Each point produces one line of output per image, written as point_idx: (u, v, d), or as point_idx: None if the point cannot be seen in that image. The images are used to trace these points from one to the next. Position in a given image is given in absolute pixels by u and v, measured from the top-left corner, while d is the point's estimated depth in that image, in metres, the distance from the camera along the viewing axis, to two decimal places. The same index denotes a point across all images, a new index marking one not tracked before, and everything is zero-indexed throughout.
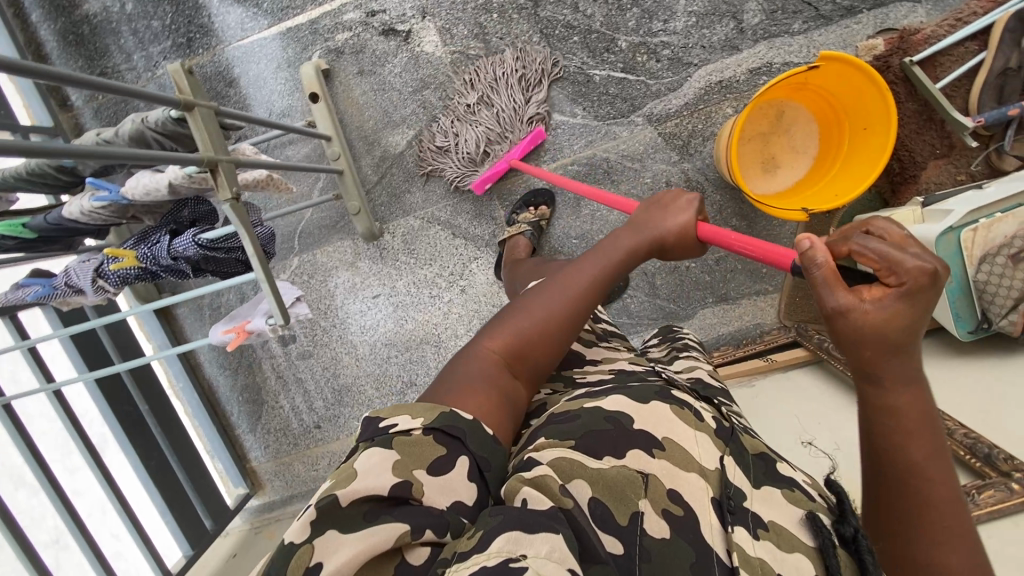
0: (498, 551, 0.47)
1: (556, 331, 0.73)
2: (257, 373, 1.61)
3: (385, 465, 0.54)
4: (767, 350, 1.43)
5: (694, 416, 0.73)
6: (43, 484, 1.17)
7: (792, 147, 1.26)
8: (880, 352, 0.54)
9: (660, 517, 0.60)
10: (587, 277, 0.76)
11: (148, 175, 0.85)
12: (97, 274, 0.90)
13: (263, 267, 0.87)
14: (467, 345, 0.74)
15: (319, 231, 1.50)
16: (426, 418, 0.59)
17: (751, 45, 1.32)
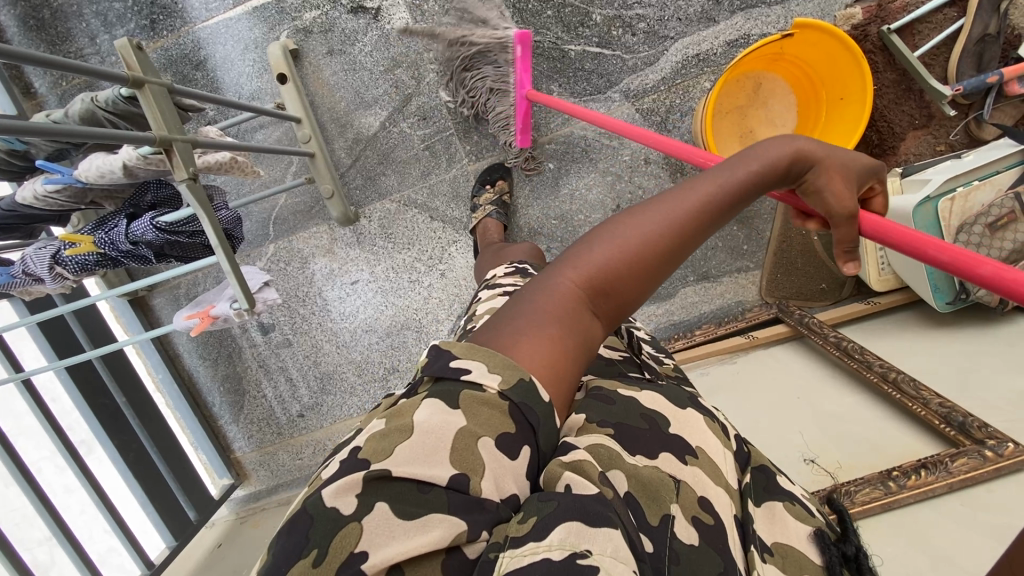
0: (562, 543, 0.46)
1: (648, 267, 0.61)
2: (237, 362, 1.59)
3: (448, 430, 0.49)
4: (748, 327, 1.44)
5: (722, 430, 0.74)
6: (18, 480, 1.14)
7: (769, 119, 1.24)
8: None
9: (689, 523, 0.58)
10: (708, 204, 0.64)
11: (101, 157, 0.83)
12: (53, 261, 0.87)
13: (226, 252, 0.84)
14: (547, 268, 0.63)
15: (293, 217, 1.48)
16: (505, 378, 0.52)
17: (728, 17, 1.29)
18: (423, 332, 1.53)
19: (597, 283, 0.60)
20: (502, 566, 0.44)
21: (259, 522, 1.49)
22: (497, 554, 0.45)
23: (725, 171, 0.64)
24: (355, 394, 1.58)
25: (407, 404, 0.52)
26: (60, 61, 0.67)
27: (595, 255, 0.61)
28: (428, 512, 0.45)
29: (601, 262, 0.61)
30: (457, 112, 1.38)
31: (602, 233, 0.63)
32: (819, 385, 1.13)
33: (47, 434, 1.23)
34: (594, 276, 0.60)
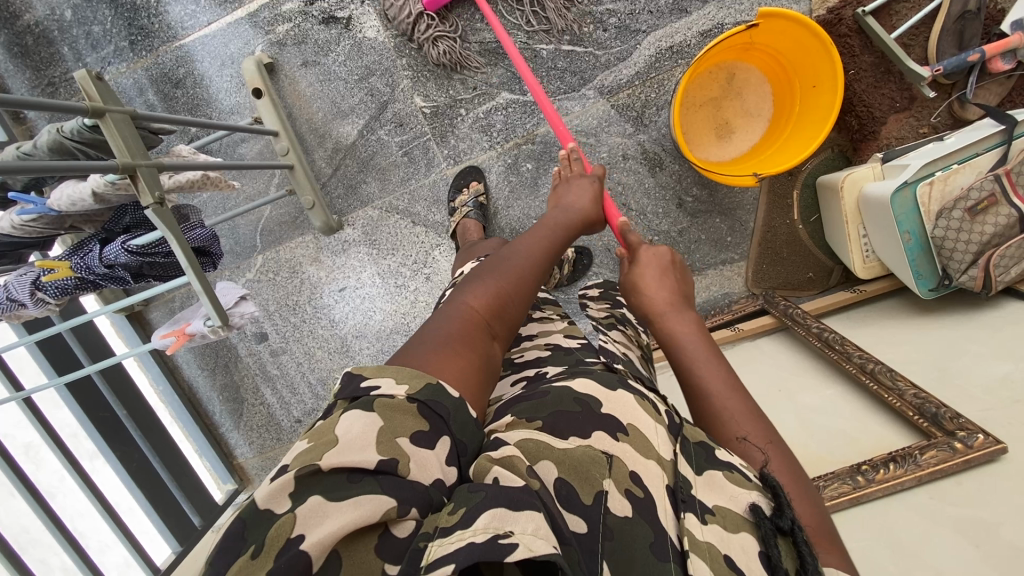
0: (486, 528, 0.44)
1: (535, 283, 0.76)
2: (234, 371, 1.62)
3: (370, 431, 0.49)
4: (734, 319, 1.41)
5: (654, 407, 0.69)
6: (19, 491, 1.18)
7: (744, 110, 1.23)
8: (648, 281, 0.88)
9: (624, 496, 0.56)
10: (550, 235, 0.84)
11: (72, 185, 0.86)
12: (34, 286, 0.90)
13: (196, 271, 0.87)
14: (443, 306, 0.70)
15: (279, 228, 1.50)
16: (411, 385, 0.54)
17: (700, 7, 1.28)
18: (412, 336, 1.54)
19: (488, 305, 0.69)
20: (428, 555, 0.43)
21: None
22: (425, 542, 0.45)
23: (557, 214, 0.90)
24: None
25: (327, 422, 0.51)
26: (24, 101, 0.69)
27: (481, 287, 0.71)
28: (359, 493, 0.45)
29: (486, 289, 0.71)
30: (432, 117, 1.39)
31: (483, 272, 0.75)
32: (795, 378, 1.13)
33: (48, 449, 1.27)
34: (482, 304, 0.69)
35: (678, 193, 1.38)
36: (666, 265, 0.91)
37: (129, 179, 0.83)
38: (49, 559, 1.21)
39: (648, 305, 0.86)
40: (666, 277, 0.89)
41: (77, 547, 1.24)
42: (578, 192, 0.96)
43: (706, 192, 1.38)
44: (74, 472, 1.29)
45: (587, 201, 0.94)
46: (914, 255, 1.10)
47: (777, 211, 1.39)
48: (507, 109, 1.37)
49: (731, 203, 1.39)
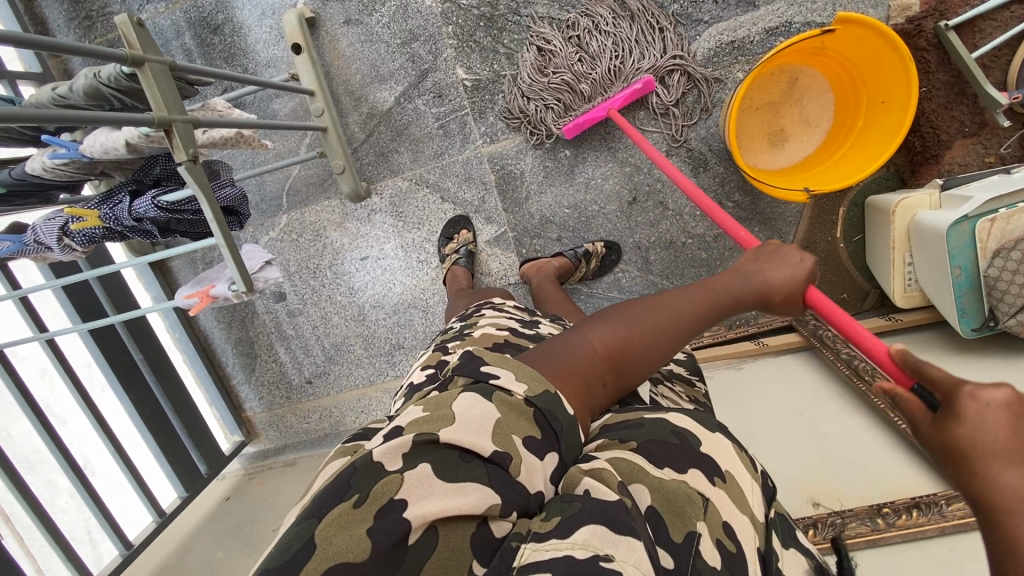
0: (585, 543, 0.47)
1: (664, 349, 0.73)
2: (252, 328, 1.64)
3: (487, 419, 0.53)
4: (760, 332, 1.40)
5: (751, 460, 0.68)
6: (32, 422, 1.20)
7: (803, 119, 1.16)
8: (966, 440, 0.54)
9: (714, 545, 0.55)
10: (707, 300, 0.78)
11: (106, 133, 0.83)
12: (63, 232, 0.89)
13: (223, 231, 0.84)
14: (575, 330, 0.72)
15: (306, 188, 1.48)
16: (530, 388, 0.58)
17: (769, 2, 1.20)
18: (428, 312, 1.53)
19: (610, 349, 0.69)
20: (522, 557, 0.46)
21: (264, 480, 1.59)
22: (518, 544, 0.48)
23: (735, 275, 0.82)
24: (360, 366, 1.61)
25: (446, 396, 0.56)
26: (55, 42, 0.66)
27: (607, 326, 0.72)
28: (467, 479, 0.49)
29: (616, 335, 0.71)
30: (472, 91, 1.33)
31: (616, 313, 0.75)
32: (826, 402, 1.10)
33: (58, 374, 1.28)
34: (607, 349, 0.69)
35: (718, 198, 1.33)
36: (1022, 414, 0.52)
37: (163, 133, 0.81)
38: (55, 481, 1.22)
39: (987, 492, 0.50)
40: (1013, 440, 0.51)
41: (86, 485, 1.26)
42: (794, 255, 0.83)
43: (749, 200, 1.32)
44: (89, 412, 1.31)
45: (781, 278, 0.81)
46: (959, 292, 1.05)
47: (820, 227, 1.34)
48: None
49: (773, 213, 1.34)
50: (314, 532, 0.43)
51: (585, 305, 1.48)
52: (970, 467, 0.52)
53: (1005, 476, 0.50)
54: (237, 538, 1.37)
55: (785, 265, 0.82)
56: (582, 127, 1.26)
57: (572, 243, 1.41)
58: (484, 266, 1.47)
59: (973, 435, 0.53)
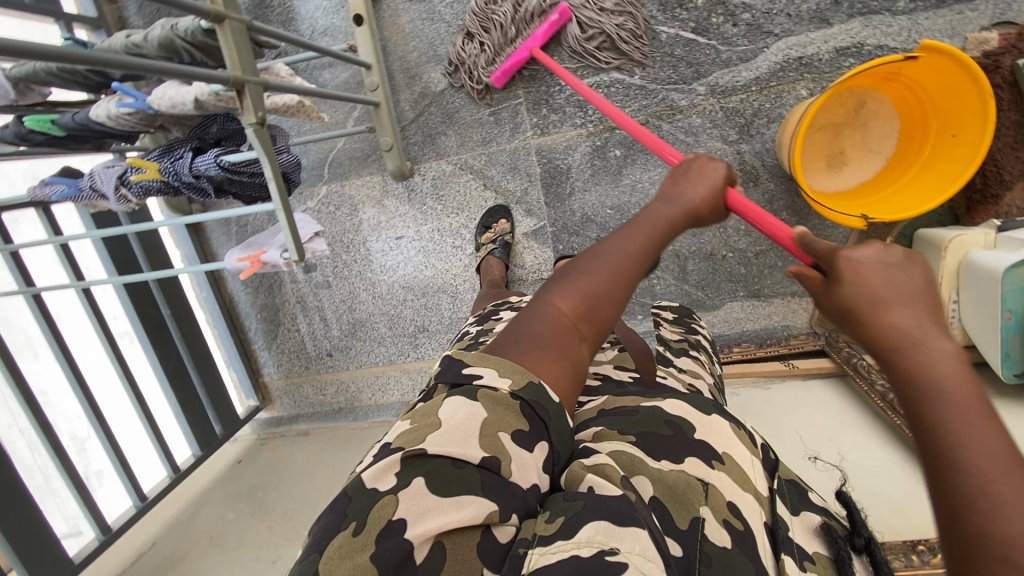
0: (590, 542, 0.47)
1: (626, 288, 0.66)
2: (278, 295, 1.64)
3: (473, 420, 0.53)
4: (789, 354, 1.38)
5: (749, 437, 0.71)
6: (61, 363, 1.21)
7: (863, 144, 1.15)
8: (863, 302, 0.51)
9: (721, 526, 0.56)
10: (645, 232, 0.70)
11: (175, 87, 0.83)
12: (120, 181, 0.89)
13: (282, 199, 0.84)
14: (533, 302, 0.66)
15: (349, 161, 1.47)
16: (516, 381, 0.56)
17: (844, 20, 1.17)
18: (457, 298, 1.52)
19: (578, 308, 0.63)
20: (531, 563, 0.46)
21: (277, 447, 1.62)
22: (525, 550, 0.48)
23: (664, 197, 0.75)
24: (383, 344, 1.61)
25: (432, 404, 0.57)
26: None
27: (566, 285, 0.65)
28: (462, 490, 0.49)
29: (573, 287, 0.64)
30: (529, 81, 1.32)
31: (565, 269, 0.67)
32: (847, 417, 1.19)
33: (91, 321, 1.29)
34: (572, 305, 0.63)
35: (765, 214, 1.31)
36: (897, 262, 0.52)
37: (233, 93, 0.80)
38: (79, 421, 1.24)
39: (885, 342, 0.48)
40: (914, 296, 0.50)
41: (107, 431, 1.27)
42: (708, 162, 0.79)
43: (796, 219, 1.30)
44: (115, 359, 1.32)
45: (704, 191, 0.76)
46: (1007, 336, 1.05)
47: None
48: (609, 88, 1.29)
49: (818, 236, 1.32)
50: (319, 565, 0.45)
51: None
52: (869, 328, 0.50)
53: (896, 316, 0.49)
54: (249, 501, 1.39)
55: (704, 177, 0.77)
56: (509, 72, 1.27)
57: None
58: (519, 258, 1.46)
59: (862, 289, 0.52)
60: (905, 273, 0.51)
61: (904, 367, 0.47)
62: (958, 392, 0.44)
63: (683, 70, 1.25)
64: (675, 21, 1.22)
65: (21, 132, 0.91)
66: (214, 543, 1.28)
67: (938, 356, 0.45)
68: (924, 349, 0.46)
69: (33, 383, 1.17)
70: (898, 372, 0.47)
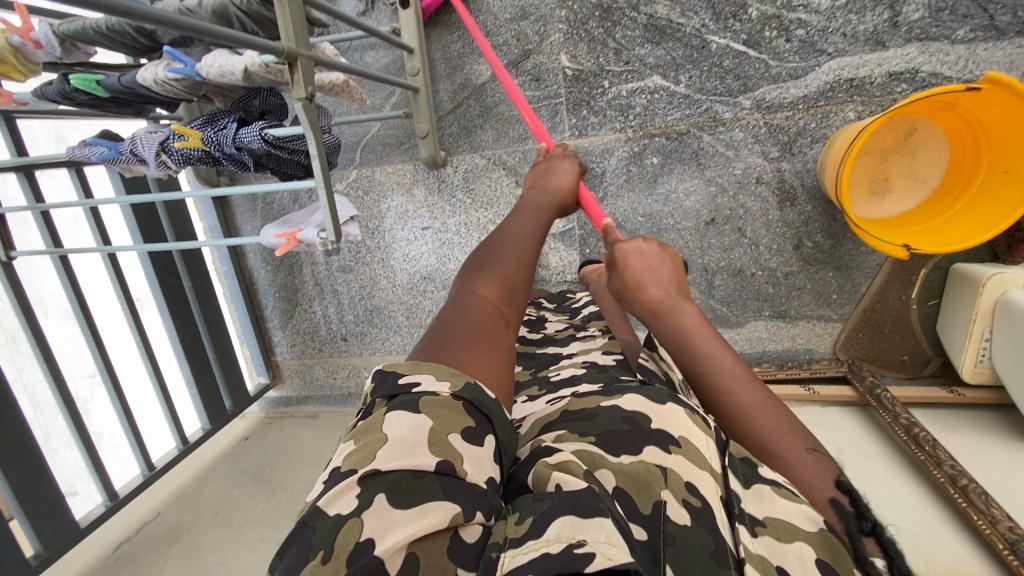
0: (557, 537, 0.45)
1: (530, 272, 0.78)
2: (297, 275, 1.63)
3: (418, 430, 0.51)
4: (811, 378, 1.36)
5: (703, 420, 0.65)
6: (80, 322, 1.21)
7: (909, 172, 1.12)
8: (642, 289, 0.76)
9: (680, 505, 0.54)
10: (536, 227, 0.85)
11: (225, 55, 0.80)
12: (161, 148, 0.88)
13: (324, 176, 0.83)
14: (455, 296, 0.71)
15: (382, 147, 1.45)
16: (453, 383, 0.55)
17: (900, 44, 1.14)
18: None
19: (499, 295, 0.71)
20: (503, 566, 0.45)
21: (284, 427, 1.62)
22: (498, 554, 0.46)
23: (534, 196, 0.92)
24: (399, 332, 1.60)
25: (370, 422, 0.53)
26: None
27: (486, 277, 0.73)
28: (423, 501, 0.46)
29: (490, 279, 0.73)
30: (573, 80, 1.29)
31: (478, 265, 0.76)
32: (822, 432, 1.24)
33: (113, 284, 1.29)
34: (493, 292, 0.71)
35: (799, 235, 1.29)
36: (655, 251, 0.79)
37: (285, 65, 0.79)
38: (93, 381, 1.24)
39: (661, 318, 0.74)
40: (667, 276, 0.76)
41: (120, 395, 1.26)
42: (563, 163, 0.99)
43: (830, 242, 1.28)
44: (133, 323, 1.31)
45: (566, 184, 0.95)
46: None
47: (896, 284, 1.28)
48: (653, 94, 1.26)
49: (852, 261, 1.29)
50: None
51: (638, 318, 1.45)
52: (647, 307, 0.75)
53: (650, 294, 0.75)
54: (256, 480, 1.39)
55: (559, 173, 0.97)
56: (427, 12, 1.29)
57: None
58: (544, 258, 1.45)
59: (631, 276, 0.78)
60: (658, 257, 0.78)
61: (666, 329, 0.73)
62: (696, 338, 0.71)
63: (734, 83, 1.22)
64: (728, 30, 1.19)
65: (66, 90, 0.88)
66: (219, 518, 1.28)
67: (683, 316, 0.72)
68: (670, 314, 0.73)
69: (53, 339, 1.17)
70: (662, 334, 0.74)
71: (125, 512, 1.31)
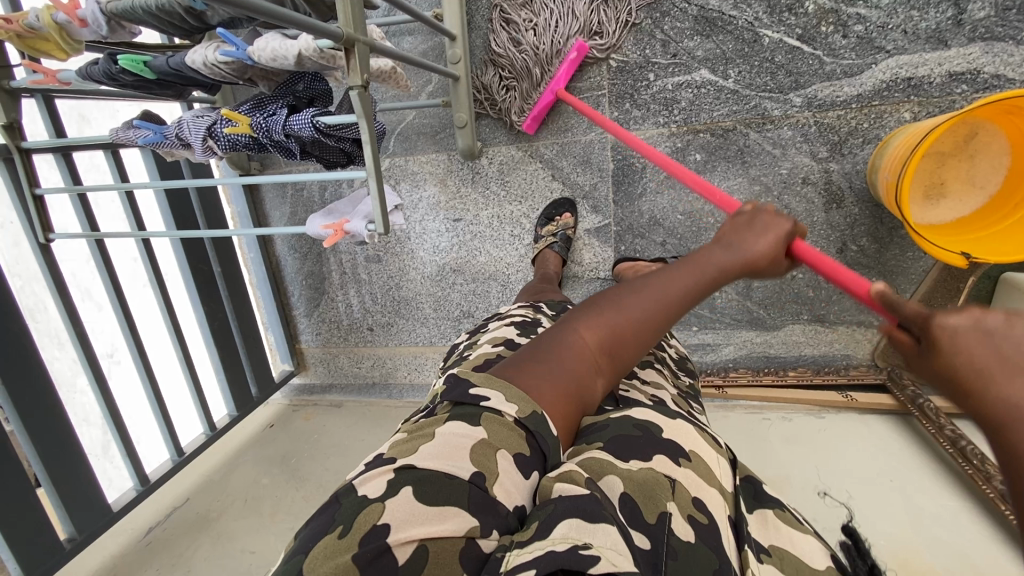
0: (564, 537, 0.44)
1: (655, 332, 0.66)
2: (324, 263, 1.61)
3: (467, 436, 0.52)
4: (848, 384, 1.34)
5: (712, 438, 0.70)
6: (110, 302, 1.20)
7: (968, 176, 1.09)
8: (964, 368, 0.47)
9: (685, 521, 0.53)
10: (693, 271, 0.68)
11: (279, 39, 0.77)
12: (208, 133, 0.86)
13: (375, 162, 0.81)
14: (560, 323, 0.67)
15: (416, 136, 1.43)
16: (521, 408, 0.55)
17: (963, 44, 1.10)
18: (508, 286, 1.49)
19: (601, 341, 0.64)
20: (507, 562, 0.43)
21: (309, 416, 1.62)
22: (503, 554, 0.44)
23: (726, 229, 0.74)
24: (426, 324, 1.59)
25: (430, 420, 0.56)
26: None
27: (597, 316, 0.65)
28: (447, 504, 0.46)
29: (597, 322, 0.64)
30: (617, 73, 1.26)
31: (596, 300, 0.68)
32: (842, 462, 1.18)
33: (143, 263, 1.27)
34: (594, 339, 0.63)
35: (843, 238, 1.26)
36: (992, 325, 0.47)
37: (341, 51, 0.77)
38: (119, 358, 1.22)
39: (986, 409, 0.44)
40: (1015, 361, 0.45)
41: (149, 371, 1.25)
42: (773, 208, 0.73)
43: (876, 246, 1.24)
44: (160, 300, 1.29)
45: (772, 232, 0.70)
46: None
47: (942, 291, 1.25)
48: (699, 89, 1.23)
49: (898, 266, 1.25)
50: (303, 565, 0.42)
51: None
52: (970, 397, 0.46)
53: (998, 390, 0.44)
54: (283, 467, 1.39)
55: (767, 216, 0.72)
56: (539, 120, 1.29)
57: (675, 250, 1.35)
58: (578, 254, 1.42)
59: (953, 357, 0.49)
60: (1006, 334, 0.46)
61: (1010, 455, 0.42)
62: None
63: (785, 80, 1.19)
64: (781, 24, 1.15)
65: (112, 70, 0.85)
66: (249, 506, 1.28)
67: None
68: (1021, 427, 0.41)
69: (83, 317, 1.15)
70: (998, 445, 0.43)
71: (153, 499, 1.31)
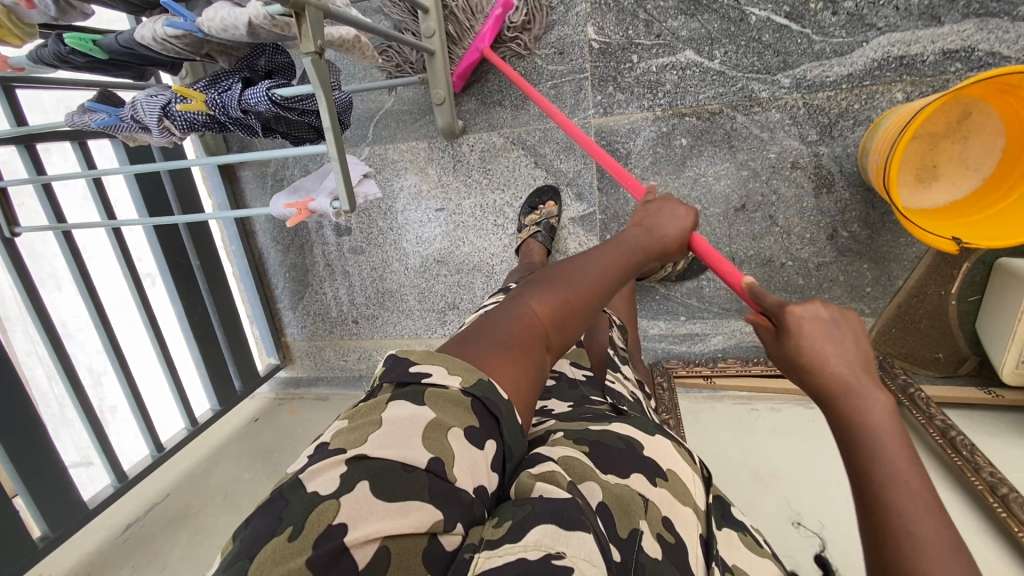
0: (537, 545, 0.42)
1: (596, 307, 0.69)
2: (308, 256, 1.58)
3: (416, 421, 0.48)
4: None
5: (688, 455, 0.69)
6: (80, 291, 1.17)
7: (960, 159, 1.05)
8: (811, 353, 0.58)
9: (654, 539, 0.52)
10: (622, 254, 0.74)
11: (229, 8, 0.73)
12: (163, 113, 0.84)
13: (336, 141, 0.78)
14: (507, 304, 0.66)
15: (396, 123, 1.39)
16: (465, 378, 0.52)
17: (957, 20, 1.05)
18: (492, 277, 1.45)
19: (552, 318, 0.64)
20: (475, 566, 0.40)
21: (295, 409, 1.61)
22: (471, 554, 0.42)
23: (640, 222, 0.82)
24: (411, 316, 1.56)
25: (373, 402, 0.51)
26: None
27: (547, 292, 0.66)
28: (407, 498, 0.42)
29: (549, 297, 0.65)
30: (599, 54, 1.22)
31: (540, 279, 0.69)
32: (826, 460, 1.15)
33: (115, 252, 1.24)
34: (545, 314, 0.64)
35: (834, 224, 1.22)
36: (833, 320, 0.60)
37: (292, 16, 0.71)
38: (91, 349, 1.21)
39: (830, 385, 0.55)
40: (852, 348, 0.58)
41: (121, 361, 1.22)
42: (671, 202, 0.85)
43: (867, 233, 1.21)
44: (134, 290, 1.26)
45: (675, 226, 0.81)
46: None
47: (936, 278, 1.21)
48: (684, 71, 1.19)
49: (890, 253, 1.22)
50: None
51: (657, 308, 1.39)
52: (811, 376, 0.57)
53: (833, 370, 0.56)
54: (264, 463, 1.37)
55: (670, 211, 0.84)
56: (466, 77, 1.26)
57: None
58: (562, 244, 1.39)
59: (805, 341, 0.59)
60: (837, 328, 0.59)
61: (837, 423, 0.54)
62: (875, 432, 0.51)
63: (772, 60, 1.14)
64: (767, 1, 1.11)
65: (61, 52, 0.82)
66: (227, 501, 1.26)
67: (875, 404, 0.53)
68: (855, 400, 0.53)
69: (48, 305, 1.13)
70: (837, 418, 0.54)
71: (133, 493, 1.30)
